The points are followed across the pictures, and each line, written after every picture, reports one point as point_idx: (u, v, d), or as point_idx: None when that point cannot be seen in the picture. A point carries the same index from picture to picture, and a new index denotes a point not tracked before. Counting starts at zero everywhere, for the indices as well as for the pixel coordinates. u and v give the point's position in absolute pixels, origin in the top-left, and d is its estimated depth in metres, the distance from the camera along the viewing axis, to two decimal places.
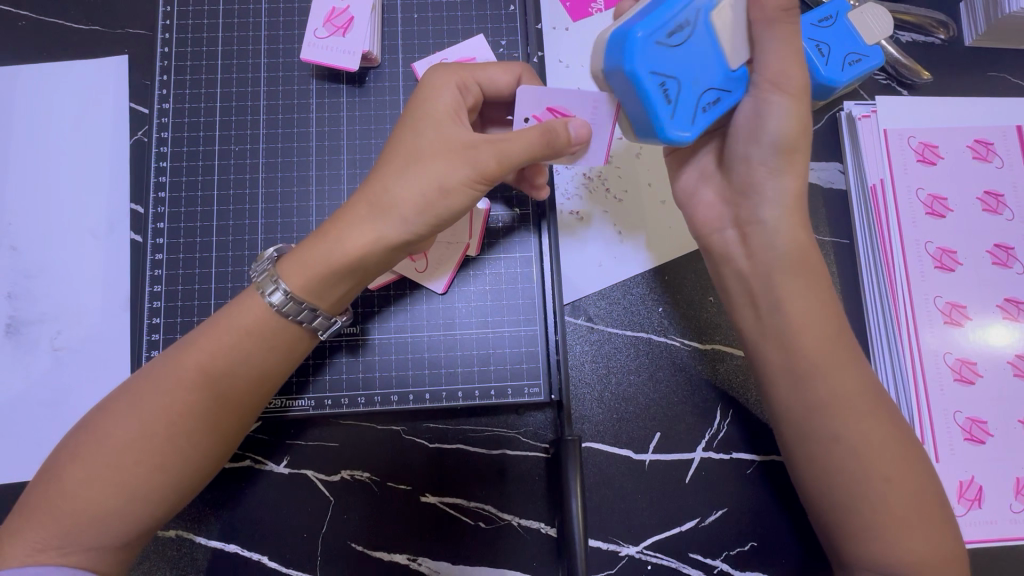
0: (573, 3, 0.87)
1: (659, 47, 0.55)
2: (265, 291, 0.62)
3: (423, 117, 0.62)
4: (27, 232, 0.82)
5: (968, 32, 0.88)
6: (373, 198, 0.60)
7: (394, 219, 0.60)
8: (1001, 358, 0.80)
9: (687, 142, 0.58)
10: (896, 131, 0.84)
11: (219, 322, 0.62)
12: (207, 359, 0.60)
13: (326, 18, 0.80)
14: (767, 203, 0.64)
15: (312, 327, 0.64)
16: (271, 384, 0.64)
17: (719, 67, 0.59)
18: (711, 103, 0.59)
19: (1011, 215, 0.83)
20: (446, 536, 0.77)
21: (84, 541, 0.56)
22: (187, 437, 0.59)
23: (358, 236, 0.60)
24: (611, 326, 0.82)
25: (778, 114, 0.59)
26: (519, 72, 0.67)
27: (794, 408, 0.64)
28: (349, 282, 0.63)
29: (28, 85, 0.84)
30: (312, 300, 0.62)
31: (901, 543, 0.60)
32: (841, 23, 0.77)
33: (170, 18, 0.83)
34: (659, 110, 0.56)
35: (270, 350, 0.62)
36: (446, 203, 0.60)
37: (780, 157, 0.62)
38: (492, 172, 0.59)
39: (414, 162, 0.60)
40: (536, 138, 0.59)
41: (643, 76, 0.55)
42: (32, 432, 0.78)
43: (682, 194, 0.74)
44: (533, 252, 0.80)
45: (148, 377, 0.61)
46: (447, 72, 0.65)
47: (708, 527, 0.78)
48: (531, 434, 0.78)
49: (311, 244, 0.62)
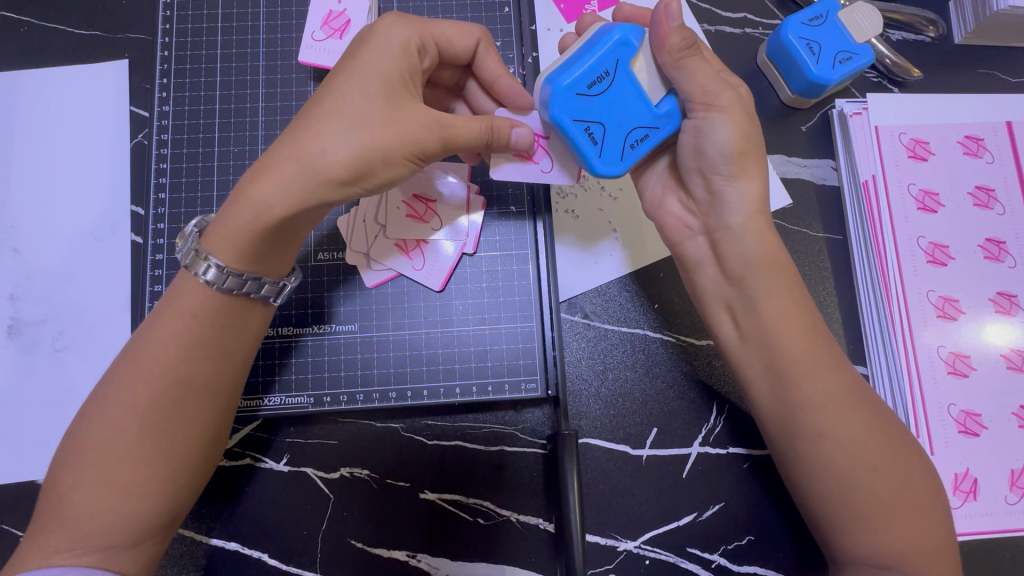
0: (568, 4, 0.88)
1: (579, 97, 0.62)
2: (199, 271, 0.61)
3: (369, 74, 0.62)
4: (30, 234, 0.83)
5: (958, 30, 0.89)
6: (306, 156, 0.59)
7: (327, 182, 0.59)
8: (994, 352, 0.80)
9: (615, 175, 0.65)
10: (887, 128, 0.85)
11: (165, 312, 0.62)
12: (161, 350, 0.60)
13: (323, 22, 0.82)
14: (728, 207, 0.66)
15: (263, 295, 0.65)
16: (238, 362, 0.64)
17: (645, 107, 0.64)
18: (638, 139, 0.65)
19: (1001, 209, 0.83)
20: (445, 533, 0.77)
21: (94, 542, 0.57)
22: (163, 429, 0.59)
23: (283, 197, 0.58)
24: (607, 323, 0.82)
25: (719, 127, 0.63)
26: (478, 39, 0.69)
27: (772, 406, 0.65)
28: (278, 246, 0.63)
29: (30, 89, 0.85)
30: (252, 269, 0.62)
31: (898, 533, 0.61)
32: (832, 21, 0.79)
33: (170, 23, 0.84)
34: (586, 149, 0.64)
35: (221, 326, 0.62)
36: (386, 171, 0.61)
37: (733, 163, 0.64)
38: (433, 152, 0.62)
39: (345, 115, 0.60)
40: (480, 129, 0.63)
41: (567, 123, 0.63)
42: (35, 432, 0.79)
43: (649, 207, 0.74)
44: (529, 250, 0.80)
45: (110, 381, 0.61)
46: (405, 27, 0.64)
47: (705, 522, 0.78)
48: (529, 430, 0.79)
49: (230, 211, 0.60)
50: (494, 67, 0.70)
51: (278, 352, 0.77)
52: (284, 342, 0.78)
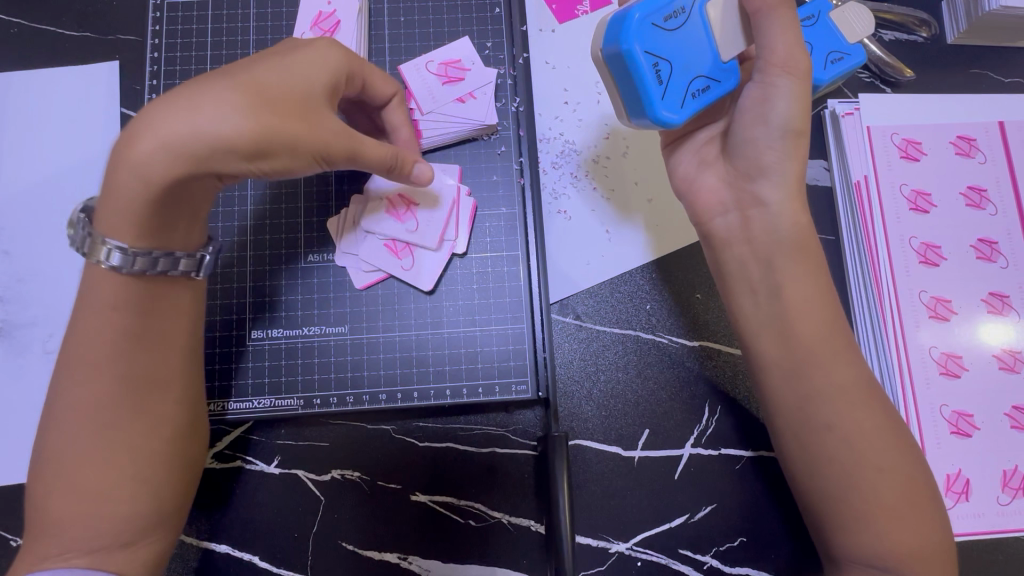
0: (559, 4, 0.88)
1: (654, 29, 0.61)
2: (103, 258, 0.56)
3: (281, 64, 0.59)
4: (20, 237, 0.82)
5: (951, 30, 0.89)
6: (192, 117, 0.51)
7: (218, 147, 0.52)
8: (986, 353, 0.80)
9: (675, 123, 0.63)
10: (879, 129, 0.85)
11: (82, 306, 0.58)
12: (96, 351, 0.58)
13: (313, 23, 0.82)
14: (768, 183, 0.65)
15: (181, 270, 0.60)
16: (182, 346, 0.63)
17: (712, 58, 0.64)
18: (700, 89, 0.63)
19: (994, 209, 0.83)
20: (437, 535, 0.77)
21: (82, 545, 0.57)
22: (121, 429, 0.59)
23: (168, 163, 0.51)
24: (598, 324, 0.82)
25: (784, 96, 0.61)
26: (399, 88, 0.72)
27: (787, 397, 0.65)
28: (168, 219, 0.56)
29: (20, 91, 0.85)
30: (145, 245, 0.56)
31: (889, 535, 0.61)
32: (824, 22, 0.77)
33: (160, 24, 0.84)
34: (651, 88, 0.61)
35: (148, 311, 0.59)
36: (288, 159, 0.57)
37: (786, 140, 0.63)
38: (337, 159, 0.61)
39: (239, 85, 0.54)
40: (385, 156, 0.64)
41: (637, 55, 0.61)
42: (26, 435, 0.78)
43: (679, 185, 0.73)
44: (519, 251, 0.80)
45: (59, 386, 0.59)
46: (339, 50, 0.63)
47: (697, 523, 0.78)
48: (520, 432, 0.79)
49: (113, 177, 0.53)
50: (400, 116, 0.72)
51: (230, 357, 0.77)
52: (235, 347, 0.77)
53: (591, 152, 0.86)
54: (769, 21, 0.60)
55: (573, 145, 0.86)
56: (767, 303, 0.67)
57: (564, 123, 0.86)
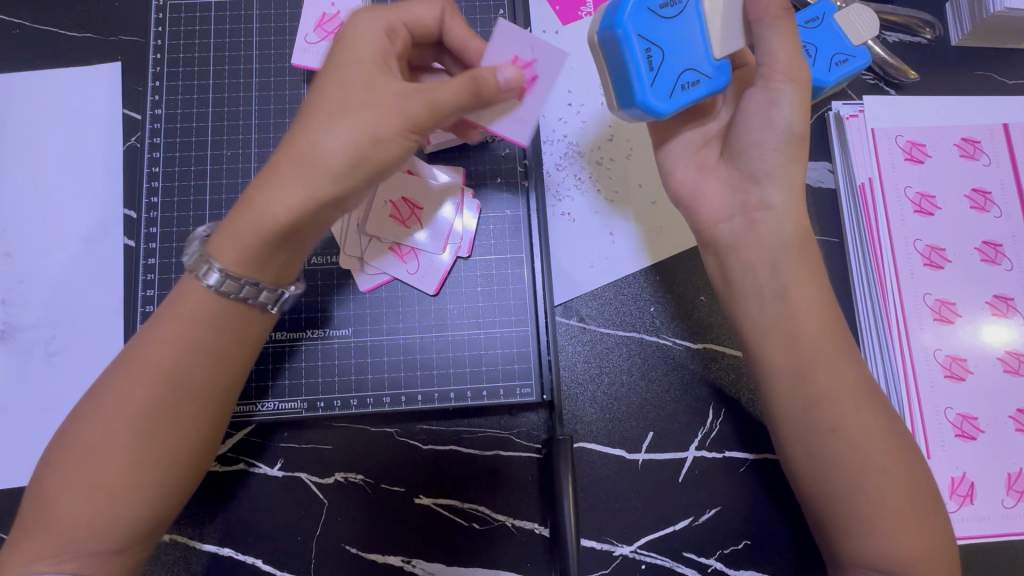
0: (563, 6, 0.88)
1: (650, 13, 0.60)
2: (201, 273, 0.60)
3: (343, 58, 0.61)
4: (23, 239, 0.82)
5: (955, 32, 0.89)
6: (299, 154, 0.58)
7: (326, 176, 0.58)
8: (991, 355, 0.80)
9: (660, 113, 0.61)
10: (884, 130, 0.85)
11: (169, 311, 0.61)
12: (158, 353, 0.59)
13: (316, 24, 0.81)
14: (773, 186, 0.66)
15: (261, 302, 0.62)
16: (235, 368, 0.63)
17: (706, 54, 0.63)
18: (690, 82, 0.62)
19: (998, 212, 0.83)
20: (440, 538, 0.77)
21: (78, 548, 0.56)
22: (153, 432, 0.58)
23: (287, 197, 0.57)
24: (602, 326, 0.82)
25: (788, 101, 0.63)
26: (442, 7, 0.68)
27: (786, 402, 0.65)
28: (289, 249, 0.61)
29: (22, 92, 0.85)
30: (253, 275, 0.60)
31: (895, 540, 0.61)
32: (828, 24, 0.77)
33: (163, 25, 0.83)
34: (642, 74, 0.60)
35: (222, 332, 0.61)
36: (382, 154, 0.59)
37: (790, 145, 0.65)
38: (424, 121, 0.60)
39: (347, 111, 0.58)
40: (466, 85, 0.60)
41: (631, 37, 0.60)
42: (28, 438, 0.78)
43: (682, 190, 0.72)
44: (524, 253, 0.80)
45: (108, 381, 0.60)
46: (376, 19, 0.64)
47: (701, 526, 0.78)
48: (524, 434, 0.79)
49: (239, 219, 0.59)
50: (457, 30, 0.69)
51: (272, 357, 0.77)
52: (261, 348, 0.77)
53: (594, 154, 0.85)
54: (778, 26, 0.61)
55: (577, 146, 0.85)
56: (771, 307, 0.66)
57: (568, 125, 0.86)
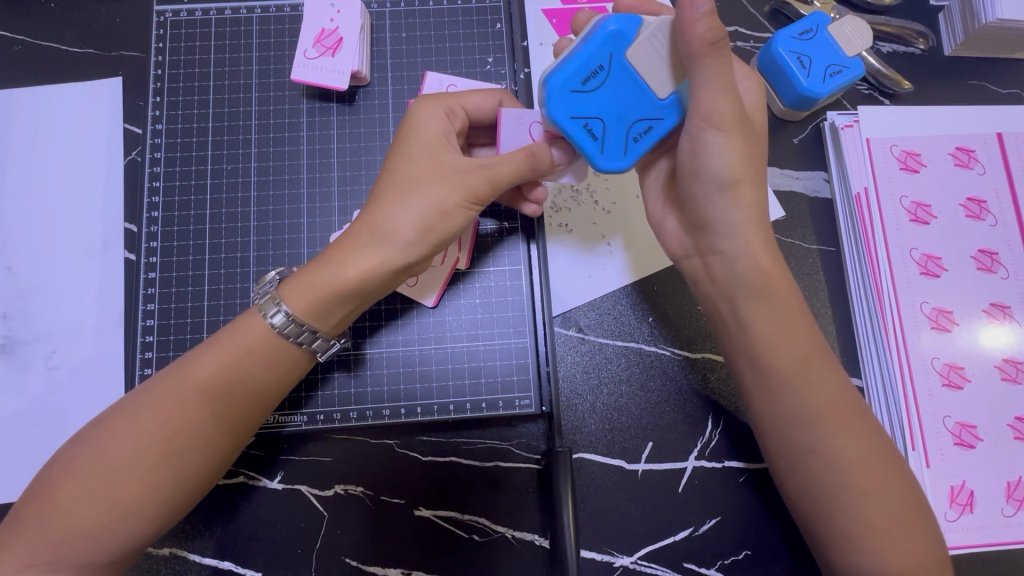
0: (560, 19, 0.88)
1: (575, 92, 0.59)
2: (267, 312, 0.63)
3: (412, 134, 0.65)
4: (23, 252, 0.83)
5: (948, 42, 0.89)
6: (373, 223, 0.63)
7: (394, 243, 0.62)
8: (989, 361, 0.80)
9: (621, 171, 0.62)
10: (878, 140, 0.85)
11: (221, 340, 0.63)
12: (205, 379, 0.61)
13: (315, 39, 0.80)
14: (723, 234, 0.65)
15: (312, 348, 0.65)
16: (268, 403, 0.65)
17: (647, 99, 0.60)
18: (642, 133, 0.61)
19: (993, 220, 0.84)
20: (440, 550, 0.77)
21: (74, 558, 0.57)
22: (182, 455, 0.60)
23: (359, 261, 0.62)
24: (601, 336, 0.82)
25: (717, 151, 0.60)
26: (499, 96, 0.70)
27: (780, 415, 0.65)
28: (350, 306, 0.64)
29: (23, 107, 0.86)
30: (314, 324, 0.64)
31: (892, 549, 0.61)
32: (822, 36, 0.78)
33: (163, 41, 0.84)
34: (588, 147, 0.61)
35: (267, 367, 0.63)
36: (447, 224, 0.63)
37: (728, 192, 0.63)
38: (484, 194, 0.64)
39: (418, 187, 0.62)
40: (521, 160, 0.63)
41: (564, 121, 0.60)
42: (27, 451, 0.78)
43: (649, 220, 0.74)
44: (522, 266, 0.80)
45: (144, 395, 0.61)
46: (435, 101, 0.67)
47: (702, 537, 0.78)
48: (524, 445, 0.79)
49: (312, 270, 0.64)
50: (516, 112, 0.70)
51: None
52: None
53: None
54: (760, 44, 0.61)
55: None
56: None
57: None
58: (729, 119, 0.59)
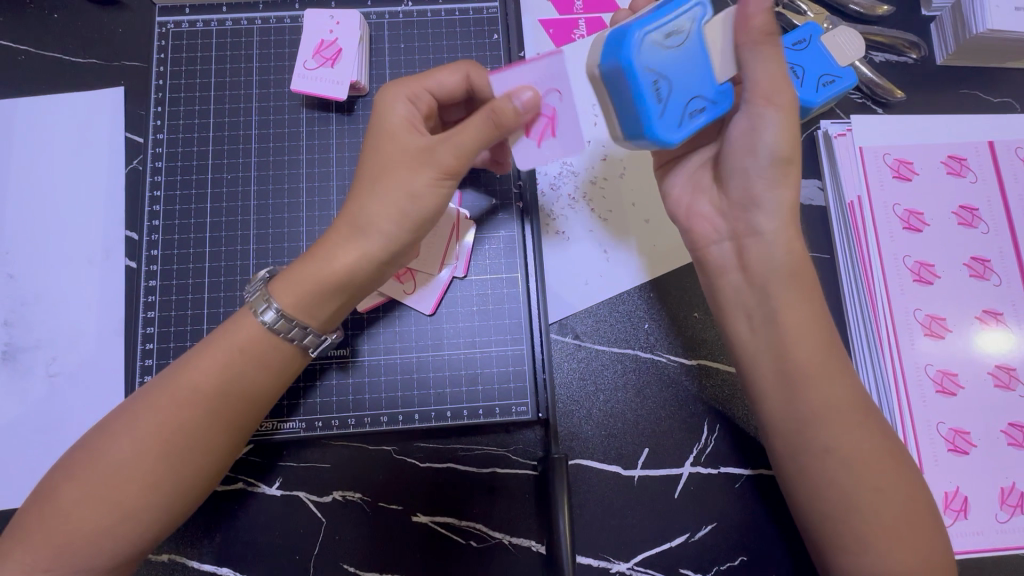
0: (557, 29, 0.89)
1: (652, 48, 0.58)
2: (258, 310, 0.64)
3: (381, 128, 0.66)
4: (25, 260, 0.83)
5: (940, 52, 0.91)
6: (346, 216, 0.63)
7: (363, 231, 0.62)
8: (983, 368, 0.81)
9: (673, 143, 0.60)
10: (871, 149, 0.86)
11: (215, 341, 0.64)
12: (201, 379, 0.62)
13: (315, 50, 0.81)
14: (763, 213, 0.66)
15: (303, 344, 0.66)
16: (264, 403, 0.65)
17: (708, 79, 0.62)
18: (697, 110, 0.61)
19: (986, 228, 0.85)
20: (437, 556, 0.77)
21: (75, 563, 0.57)
22: (180, 456, 0.60)
23: (345, 254, 0.63)
24: (598, 343, 0.83)
25: (771, 128, 0.62)
26: (465, 70, 0.69)
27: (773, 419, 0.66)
28: (341, 299, 0.65)
29: (26, 117, 0.87)
30: (303, 317, 0.64)
31: (887, 554, 0.61)
32: (814, 45, 0.78)
33: (165, 52, 0.85)
34: (650, 107, 0.58)
35: (261, 367, 0.64)
36: (419, 208, 0.62)
37: (776, 170, 0.64)
38: (452, 167, 0.62)
39: (385, 178, 0.63)
40: (482, 123, 0.60)
41: (636, 71, 0.57)
42: (27, 458, 0.79)
43: (677, 208, 0.75)
44: (518, 273, 0.81)
45: (142, 399, 0.62)
46: (399, 88, 0.67)
47: (697, 543, 0.78)
48: (521, 452, 0.79)
49: (303, 265, 0.64)
50: (484, 78, 0.69)
51: None
52: None
53: (589, 174, 0.87)
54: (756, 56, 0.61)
55: (571, 168, 0.87)
56: (764, 326, 0.68)
57: None
58: (788, 102, 0.61)
